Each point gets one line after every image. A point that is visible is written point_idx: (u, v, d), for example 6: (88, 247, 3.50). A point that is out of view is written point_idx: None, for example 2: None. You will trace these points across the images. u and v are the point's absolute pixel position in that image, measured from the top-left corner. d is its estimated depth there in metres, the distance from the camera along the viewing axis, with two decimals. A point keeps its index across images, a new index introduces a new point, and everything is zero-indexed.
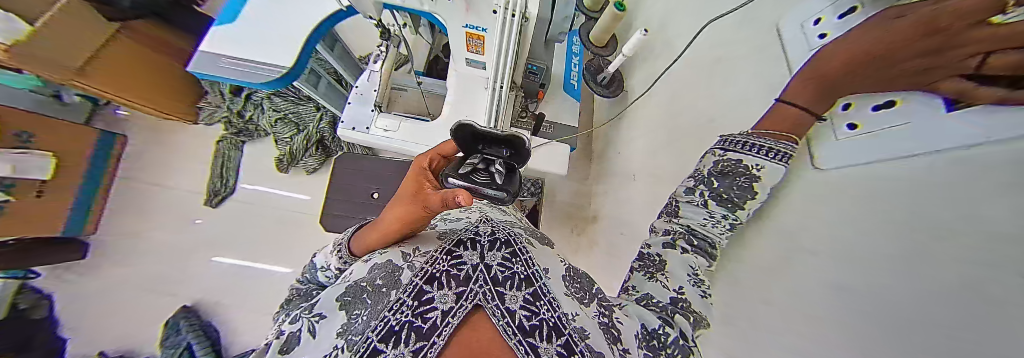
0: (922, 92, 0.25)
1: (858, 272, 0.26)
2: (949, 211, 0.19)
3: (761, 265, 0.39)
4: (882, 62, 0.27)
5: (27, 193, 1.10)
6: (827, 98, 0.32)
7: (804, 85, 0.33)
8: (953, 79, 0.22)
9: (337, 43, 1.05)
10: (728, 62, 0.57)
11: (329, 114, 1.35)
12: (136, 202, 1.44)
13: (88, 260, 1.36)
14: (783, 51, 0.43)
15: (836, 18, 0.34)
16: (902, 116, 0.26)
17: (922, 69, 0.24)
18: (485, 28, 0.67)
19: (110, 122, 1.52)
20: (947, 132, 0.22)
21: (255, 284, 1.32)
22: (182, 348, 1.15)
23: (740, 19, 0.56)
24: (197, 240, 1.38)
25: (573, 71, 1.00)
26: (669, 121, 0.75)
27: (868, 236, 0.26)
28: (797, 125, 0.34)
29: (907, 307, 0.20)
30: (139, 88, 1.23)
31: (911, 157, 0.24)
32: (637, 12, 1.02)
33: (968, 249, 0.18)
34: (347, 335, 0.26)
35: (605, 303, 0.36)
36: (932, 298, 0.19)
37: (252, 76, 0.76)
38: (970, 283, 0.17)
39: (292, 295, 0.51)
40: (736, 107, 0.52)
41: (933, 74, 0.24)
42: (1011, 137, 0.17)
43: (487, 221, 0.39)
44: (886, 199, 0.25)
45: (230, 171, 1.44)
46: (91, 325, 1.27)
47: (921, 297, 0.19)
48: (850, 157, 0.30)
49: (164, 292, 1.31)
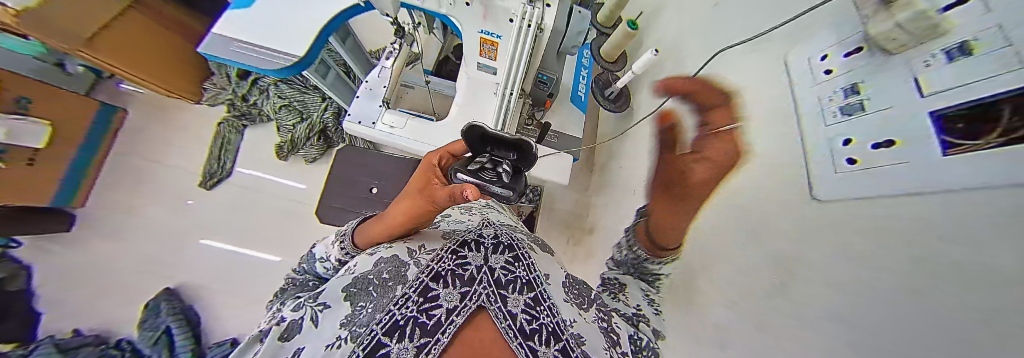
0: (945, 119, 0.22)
1: (858, 305, 0.26)
2: (952, 252, 0.20)
3: (754, 289, 0.40)
4: None
5: (18, 160, 1.07)
6: None
7: None
8: None
9: (348, 36, 1.05)
10: (735, 88, 0.58)
11: (334, 105, 1.36)
12: (128, 177, 1.41)
13: (73, 232, 1.33)
14: (788, 82, 0.44)
15: (842, 56, 0.35)
16: (902, 155, 0.25)
17: None
18: (500, 35, 0.70)
19: (111, 95, 1.51)
20: (932, 172, 0.23)
21: (242, 270, 1.30)
22: (161, 331, 1.12)
23: (751, 47, 0.57)
24: (188, 220, 1.35)
25: (581, 83, 1.01)
26: (672, 141, 0.76)
27: (868, 270, 0.26)
28: None
29: (915, 345, 0.20)
30: (146, 63, 1.22)
31: (902, 197, 0.25)
32: (648, 31, 1.05)
33: (971, 290, 0.18)
34: (351, 326, 0.27)
35: (603, 306, 0.39)
36: (938, 337, 0.19)
37: (262, 63, 0.75)
38: (985, 326, 0.17)
39: (287, 283, 0.51)
40: (741, 132, 0.53)
41: None
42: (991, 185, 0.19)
43: (490, 225, 0.40)
44: (884, 233, 0.26)
45: (228, 153, 1.42)
46: (67, 300, 1.23)
47: (928, 334, 0.20)
48: (848, 190, 0.30)
49: (147, 272, 1.28)
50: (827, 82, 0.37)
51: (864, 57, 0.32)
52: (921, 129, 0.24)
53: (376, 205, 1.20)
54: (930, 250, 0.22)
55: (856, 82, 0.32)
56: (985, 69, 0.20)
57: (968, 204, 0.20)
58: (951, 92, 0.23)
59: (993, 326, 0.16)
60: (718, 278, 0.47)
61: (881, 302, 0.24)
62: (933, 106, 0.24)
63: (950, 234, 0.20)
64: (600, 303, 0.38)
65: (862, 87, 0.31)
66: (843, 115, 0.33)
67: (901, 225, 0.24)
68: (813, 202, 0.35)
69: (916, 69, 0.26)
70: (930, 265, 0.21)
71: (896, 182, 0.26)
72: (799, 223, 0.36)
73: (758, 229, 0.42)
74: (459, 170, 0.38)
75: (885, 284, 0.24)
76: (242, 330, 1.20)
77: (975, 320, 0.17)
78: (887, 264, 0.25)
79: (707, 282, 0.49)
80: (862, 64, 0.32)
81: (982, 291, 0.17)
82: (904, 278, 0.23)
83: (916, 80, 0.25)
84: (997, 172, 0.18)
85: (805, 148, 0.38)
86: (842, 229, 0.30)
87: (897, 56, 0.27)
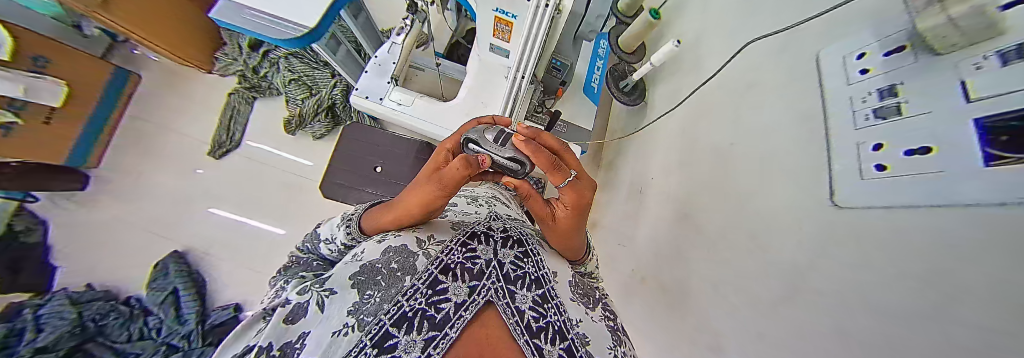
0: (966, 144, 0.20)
1: (871, 320, 0.25)
2: (969, 269, 0.19)
3: (760, 297, 0.38)
4: (536, 204, 0.38)
5: (36, 118, 1.10)
6: (566, 241, 0.38)
7: (568, 240, 0.38)
8: (540, 203, 0.38)
9: (361, 11, 1.04)
10: (755, 89, 0.56)
11: (343, 82, 1.35)
12: (142, 142, 1.45)
13: (87, 192, 1.36)
14: (819, 81, 0.41)
15: (882, 55, 0.31)
16: (939, 163, 0.23)
17: (537, 202, 0.38)
18: (516, 15, 0.61)
19: (127, 60, 1.53)
20: (959, 187, 0.21)
21: (248, 240, 1.33)
22: (168, 292, 1.16)
23: (777, 44, 0.54)
24: (197, 188, 1.39)
25: (596, 72, 0.96)
26: (686, 139, 0.74)
27: (885, 286, 0.25)
28: (573, 253, 0.41)
29: None
30: (156, 28, 1.20)
31: (921, 209, 0.24)
32: (670, 22, 1.00)
33: (987, 307, 0.17)
34: (357, 315, 0.26)
35: (608, 306, 0.39)
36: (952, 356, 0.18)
37: (271, 32, 0.74)
38: (991, 344, 0.16)
39: (291, 261, 0.52)
40: (761, 135, 0.50)
41: (534, 202, 0.38)
42: (1001, 200, 0.18)
43: (497, 218, 0.40)
44: (902, 247, 0.24)
45: (239, 125, 1.44)
46: (82, 256, 1.28)
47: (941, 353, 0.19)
48: (875, 198, 0.28)
49: (158, 235, 1.32)
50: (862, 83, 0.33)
51: (908, 57, 0.28)
52: (957, 135, 0.22)
53: (379, 185, 1.22)
54: (947, 268, 0.21)
55: (896, 83, 0.29)
56: (1012, 82, 0.19)
57: (988, 217, 0.19)
58: (993, 99, 0.20)
59: (1005, 344, 0.16)
60: (722, 283, 0.46)
61: (896, 321, 0.23)
62: (976, 113, 0.21)
63: (965, 251, 0.20)
64: (604, 303, 0.39)
65: (901, 90, 0.28)
66: (876, 118, 0.30)
67: (921, 240, 0.23)
68: (833, 212, 0.33)
69: (963, 72, 0.23)
70: (943, 282, 0.21)
71: (932, 194, 0.23)
72: (813, 229, 0.35)
73: (767, 234, 0.41)
74: (472, 142, 0.42)
75: (900, 301, 0.23)
76: (244, 298, 1.25)
77: (984, 340, 0.17)
78: (899, 281, 0.24)
79: (710, 287, 0.48)
80: (911, 63, 0.28)
81: (998, 309, 0.17)
82: (920, 295, 0.22)
83: (963, 84, 0.23)
84: (1003, 191, 0.18)
85: (829, 153, 0.36)
86: (853, 235, 0.30)
87: (944, 56, 0.25)
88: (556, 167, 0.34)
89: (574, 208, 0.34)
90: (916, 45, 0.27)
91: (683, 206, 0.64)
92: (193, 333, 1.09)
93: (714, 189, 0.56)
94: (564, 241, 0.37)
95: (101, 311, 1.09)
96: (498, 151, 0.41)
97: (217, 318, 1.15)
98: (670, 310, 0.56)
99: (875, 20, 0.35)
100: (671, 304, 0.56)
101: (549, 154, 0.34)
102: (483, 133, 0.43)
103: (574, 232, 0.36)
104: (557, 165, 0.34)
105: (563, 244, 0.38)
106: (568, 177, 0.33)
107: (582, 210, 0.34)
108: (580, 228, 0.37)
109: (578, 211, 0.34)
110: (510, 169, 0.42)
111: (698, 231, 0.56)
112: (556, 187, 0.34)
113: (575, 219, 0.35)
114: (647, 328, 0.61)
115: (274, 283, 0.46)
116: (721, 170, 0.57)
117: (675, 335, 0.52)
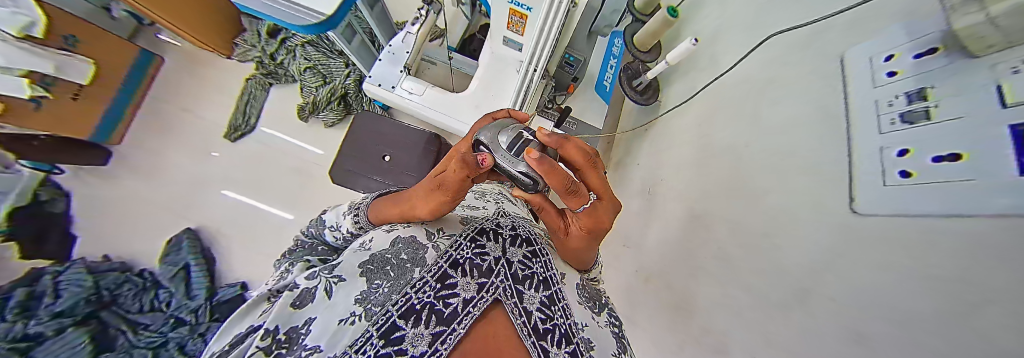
0: (1014, 156, 0.18)
1: (888, 322, 0.25)
2: (987, 275, 0.18)
3: (769, 300, 0.38)
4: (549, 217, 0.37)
5: (63, 94, 1.15)
6: (577, 256, 0.38)
7: (578, 255, 0.38)
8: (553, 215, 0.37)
9: (377, 2, 1.06)
10: (774, 90, 0.55)
11: (356, 72, 1.38)
12: (162, 122, 1.49)
13: (110, 168, 1.42)
14: (845, 80, 0.40)
15: (912, 57, 0.30)
16: (970, 170, 0.22)
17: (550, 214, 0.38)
18: (530, 7, 0.59)
19: (151, 42, 1.60)
20: (986, 197, 0.20)
21: (256, 222, 1.36)
22: (179, 267, 1.20)
23: (798, 45, 0.52)
24: (211, 169, 1.43)
25: (608, 71, 0.95)
26: (698, 139, 0.73)
27: (901, 293, 0.24)
28: (583, 263, 0.41)
29: None
30: (189, 17, 1.26)
31: (943, 220, 0.23)
32: (685, 22, 0.99)
33: (1004, 315, 0.17)
34: (366, 304, 0.27)
35: (614, 311, 0.39)
36: None
37: (287, 17, 0.76)
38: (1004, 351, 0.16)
39: (300, 242, 0.53)
40: (776, 138, 0.50)
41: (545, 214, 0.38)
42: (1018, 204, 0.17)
43: (507, 216, 0.39)
44: (920, 253, 0.24)
45: (254, 110, 1.48)
46: (100, 228, 1.33)
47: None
48: (895, 204, 0.27)
49: (173, 213, 1.36)
50: (889, 85, 0.32)
51: (942, 60, 0.27)
52: (989, 143, 0.21)
53: (386, 173, 1.23)
54: (961, 274, 0.20)
55: (924, 86, 0.28)
56: None
57: (1012, 225, 0.18)
58: None
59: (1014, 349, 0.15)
60: (728, 285, 0.45)
61: (912, 323, 0.23)
62: (1011, 119, 0.19)
63: (981, 258, 0.19)
64: (612, 307, 0.39)
65: (930, 93, 0.27)
66: (904, 122, 0.29)
67: (942, 247, 0.22)
68: (850, 215, 0.32)
69: (1000, 76, 0.21)
70: (955, 285, 0.21)
71: (958, 200, 0.22)
72: (828, 232, 0.34)
73: (778, 237, 0.40)
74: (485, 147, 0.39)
75: (913, 303, 0.23)
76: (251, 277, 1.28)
77: (991, 344, 0.17)
78: (914, 287, 0.23)
79: (716, 289, 0.47)
80: (948, 66, 0.26)
81: (1009, 310, 0.17)
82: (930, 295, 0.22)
83: (1000, 88, 0.21)
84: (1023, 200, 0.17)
85: (850, 157, 0.35)
86: (867, 240, 0.29)
87: (980, 59, 0.23)
88: (572, 190, 0.30)
89: (590, 230, 0.33)
90: (949, 45, 0.26)
91: (694, 207, 0.63)
92: (201, 308, 1.12)
93: (726, 190, 0.55)
94: (576, 255, 0.38)
95: (117, 282, 1.14)
96: (512, 164, 0.36)
97: (224, 295, 1.17)
98: (674, 311, 0.55)
99: (899, 20, 0.34)
100: (676, 305, 0.55)
101: (565, 173, 0.30)
102: (497, 136, 0.40)
103: (585, 248, 0.36)
104: (574, 188, 0.30)
105: (576, 259, 0.39)
106: (587, 200, 0.31)
107: (598, 231, 0.34)
108: (596, 245, 0.36)
109: (593, 233, 0.34)
110: (521, 182, 0.37)
111: (708, 232, 0.55)
112: (573, 209, 0.32)
113: (589, 239, 0.35)
114: (650, 327, 0.60)
115: (279, 265, 0.47)
116: (736, 171, 0.56)
117: (679, 337, 0.51)
